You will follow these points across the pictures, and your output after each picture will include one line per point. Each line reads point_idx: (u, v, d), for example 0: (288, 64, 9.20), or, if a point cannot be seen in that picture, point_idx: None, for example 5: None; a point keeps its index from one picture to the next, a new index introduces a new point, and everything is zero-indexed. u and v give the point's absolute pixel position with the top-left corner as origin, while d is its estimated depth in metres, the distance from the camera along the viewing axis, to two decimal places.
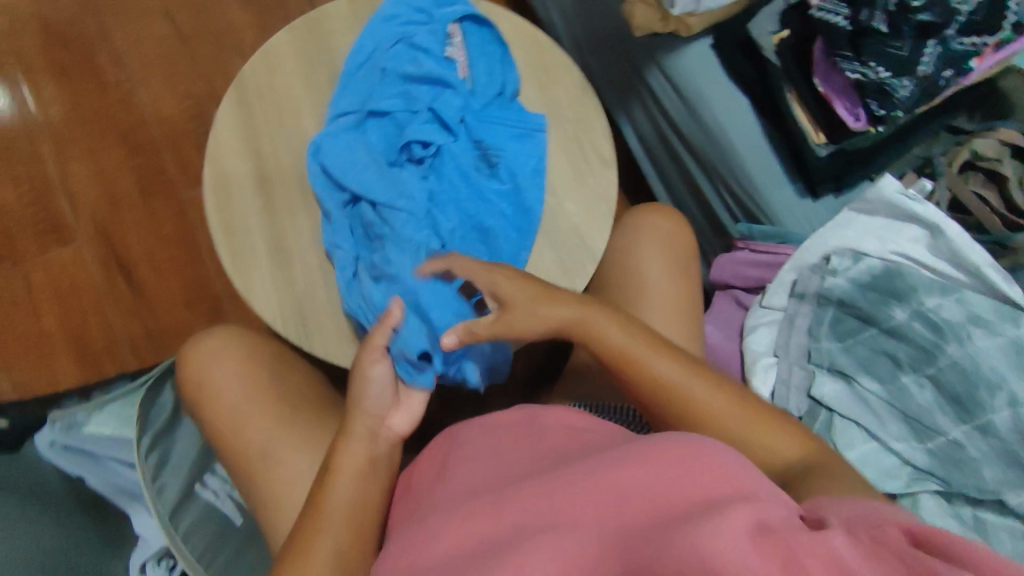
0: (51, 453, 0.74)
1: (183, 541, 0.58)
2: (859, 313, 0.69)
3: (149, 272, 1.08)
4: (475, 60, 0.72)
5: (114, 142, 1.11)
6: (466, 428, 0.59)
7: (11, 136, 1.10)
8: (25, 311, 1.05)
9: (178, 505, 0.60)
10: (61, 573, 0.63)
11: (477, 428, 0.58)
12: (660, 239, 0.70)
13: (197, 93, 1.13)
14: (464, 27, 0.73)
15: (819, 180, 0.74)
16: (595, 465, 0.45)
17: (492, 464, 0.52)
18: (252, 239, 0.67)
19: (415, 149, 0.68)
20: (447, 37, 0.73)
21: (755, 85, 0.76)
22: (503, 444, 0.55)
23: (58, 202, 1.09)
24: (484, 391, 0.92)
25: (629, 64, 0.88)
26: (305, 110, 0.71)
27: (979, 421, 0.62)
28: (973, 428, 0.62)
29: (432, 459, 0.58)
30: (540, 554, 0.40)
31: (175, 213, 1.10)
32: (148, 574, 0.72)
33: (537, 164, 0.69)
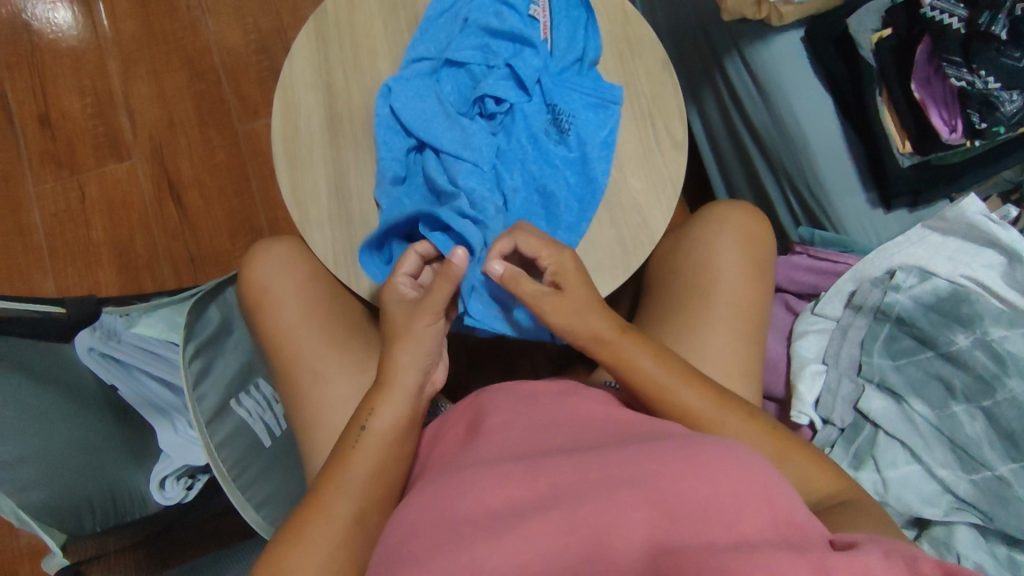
0: (90, 359, 0.68)
1: (217, 449, 0.59)
2: (918, 333, 0.66)
3: (198, 200, 1.09)
4: (558, 22, 0.70)
5: (179, 66, 1.11)
6: (498, 392, 0.58)
7: (80, 48, 1.11)
8: (76, 221, 1.07)
9: (215, 415, 0.61)
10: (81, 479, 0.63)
11: (512, 392, 0.57)
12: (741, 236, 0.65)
13: (265, 28, 1.12)
14: None
15: (897, 192, 0.72)
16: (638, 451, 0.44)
17: (523, 433, 0.50)
18: (313, 174, 0.67)
19: (487, 104, 0.67)
20: None
21: (844, 86, 0.73)
22: (535, 411, 0.53)
23: (119, 118, 1.10)
24: (514, 360, 0.92)
25: (710, 49, 0.85)
26: (380, 52, 0.70)
27: None
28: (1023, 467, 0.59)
29: (465, 417, 0.57)
30: (568, 528, 0.39)
31: (229, 144, 1.10)
32: (167, 489, 0.72)
33: (608, 136, 0.68)
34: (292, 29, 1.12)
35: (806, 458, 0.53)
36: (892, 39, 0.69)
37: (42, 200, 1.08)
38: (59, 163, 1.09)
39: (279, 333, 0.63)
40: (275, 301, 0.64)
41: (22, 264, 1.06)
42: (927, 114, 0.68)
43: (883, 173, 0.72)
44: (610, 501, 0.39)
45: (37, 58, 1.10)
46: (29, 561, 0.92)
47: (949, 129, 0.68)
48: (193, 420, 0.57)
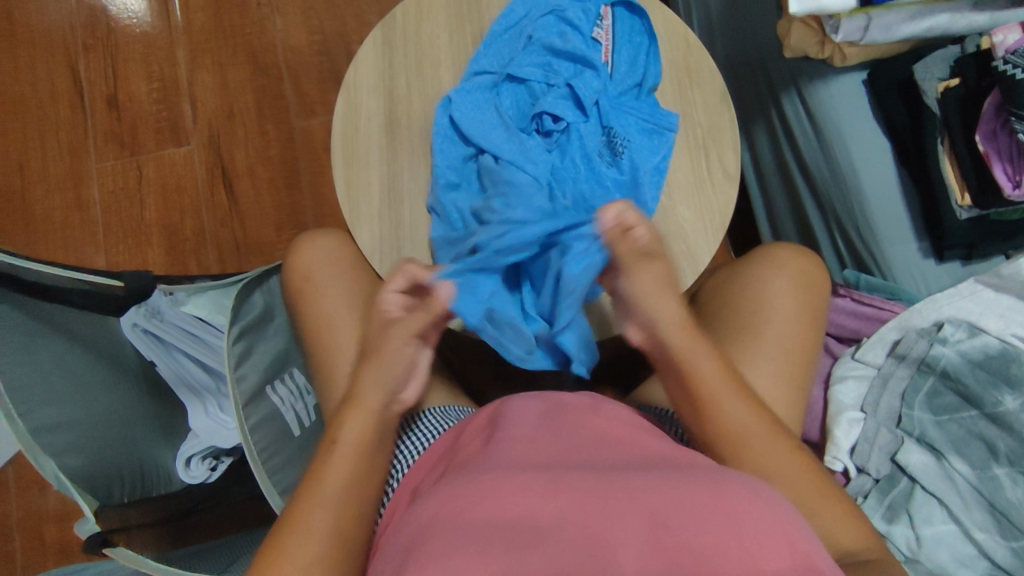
0: (133, 334, 0.71)
1: (251, 431, 0.60)
2: (963, 390, 0.64)
3: (248, 189, 1.12)
4: (621, 46, 0.71)
5: (243, 60, 1.15)
6: (523, 404, 0.58)
7: (153, 35, 1.16)
8: (131, 199, 1.11)
9: (253, 396, 0.62)
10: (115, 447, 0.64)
11: (541, 404, 0.57)
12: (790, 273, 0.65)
13: (329, 30, 1.16)
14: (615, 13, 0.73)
15: (951, 244, 0.71)
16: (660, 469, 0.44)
17: (541, 449, 0.48)
18: (369, 175, 0.69)
19: (545, 121, 0.68)
20: (598, 18, 0.72)
21: (903, 132, 0.72)
22: (562, 427, 0.53)
23: (182, 104, 1.14)
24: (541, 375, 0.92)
25: (767, 84, 0.85)
26: (444, 62, 0.71)
27: None
28: None
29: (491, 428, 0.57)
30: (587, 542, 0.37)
31: (283, 138, 1.13)
32: (191, 468, 0.73)
33: (660, 162, 0.68)
34: (354, 33, 1.15)
35: (837, 504, 0.52)
36: (959, 88, 0.68)
37: (102, 177, 1.12)
38: (122, 143, 1.13)
39: (318, 326, 0.64)
40: (317, 291, 0.65)
41: (77, 236, 1.10)
42: (990, 168, 0.67)
43: (938, 223, 0.71)
44: (629, 527, 0.37)
45: (111, 42, 1.15)
46: (54, 524, 0.94)
47: (1012, 185, 0.66)
48: (233, 401, 0.59)
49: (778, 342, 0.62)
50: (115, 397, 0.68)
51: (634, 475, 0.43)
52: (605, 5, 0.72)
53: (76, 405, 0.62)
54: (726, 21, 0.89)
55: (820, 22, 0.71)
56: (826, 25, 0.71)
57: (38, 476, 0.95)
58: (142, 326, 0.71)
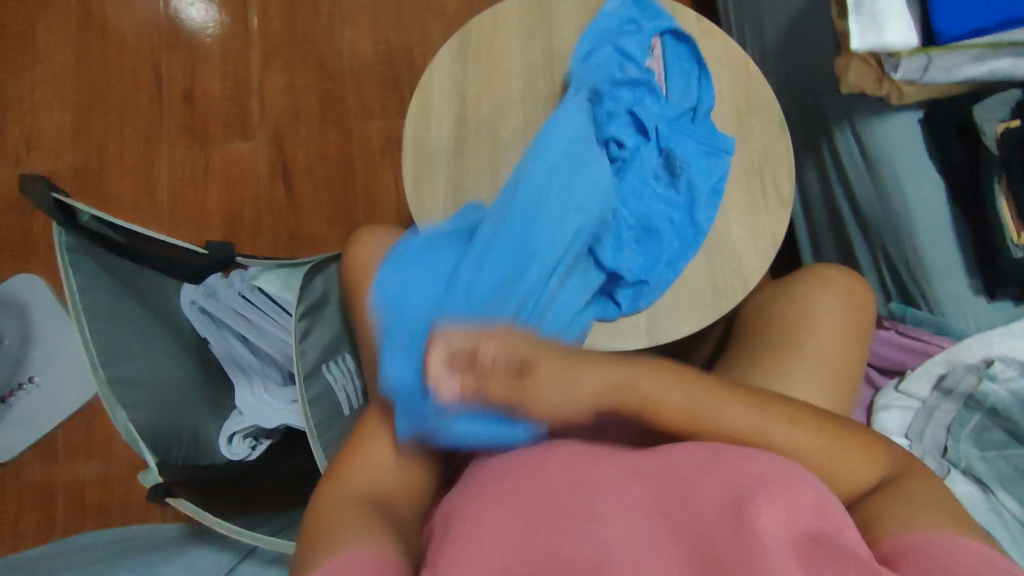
0: (190, 312, 0.74)
1: (310, 405, 0.63)
2: (1012, 427, 0.64)
3: (306, 187, 1.17)
4: (672, 74, 0.74)
5: (311, 66, 1.21)
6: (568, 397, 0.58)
7: (229, 38, 1.23)
8: (196, 187, 1.17)
9: (311, 372, 0.65)
10: (171, 416, 0.68)
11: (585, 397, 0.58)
12: (837, 295, 0.66)
13: (394, 42, 1.22)
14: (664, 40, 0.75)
15: (1003, 283, 0.71)
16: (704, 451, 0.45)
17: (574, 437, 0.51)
18: (435, 174, 0.72)
19: (611, 148, 0.71)
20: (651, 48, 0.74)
21: (959, 170, 0.74)
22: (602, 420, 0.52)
23: (251, 103, 1.20)
24: None
25: (821, 118, 0.87)
26: (513, 74, 0.75)
27: None
28: None
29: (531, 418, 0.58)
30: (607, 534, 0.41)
31: (342, 140, 1.19)
32: (233, 445, 0.73)
33: (717, 183, 0.72)
34: (417, 47, 1.21)
35: None
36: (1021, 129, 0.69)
37: (171, 166, 1.18)
38: (192, 135, 1.19)
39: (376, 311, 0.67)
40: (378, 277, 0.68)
41: (143, 219, 1.15)
42: None
43: (991, 260, 0.71)
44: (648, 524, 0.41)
45: (191, 41, 1.23)
46: (95, 492, 0.97)
47: None
48: (294, 374, 0.62)
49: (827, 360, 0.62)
50: (177, 369, 0.71)
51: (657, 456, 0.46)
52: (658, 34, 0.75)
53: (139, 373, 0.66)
54: (783, 57, 0.92)
55: (880, 61, 0.73)
56: (886, 63, 0.73)
57: (86, 445, 0.99)
58: (199, 303, 0.74)
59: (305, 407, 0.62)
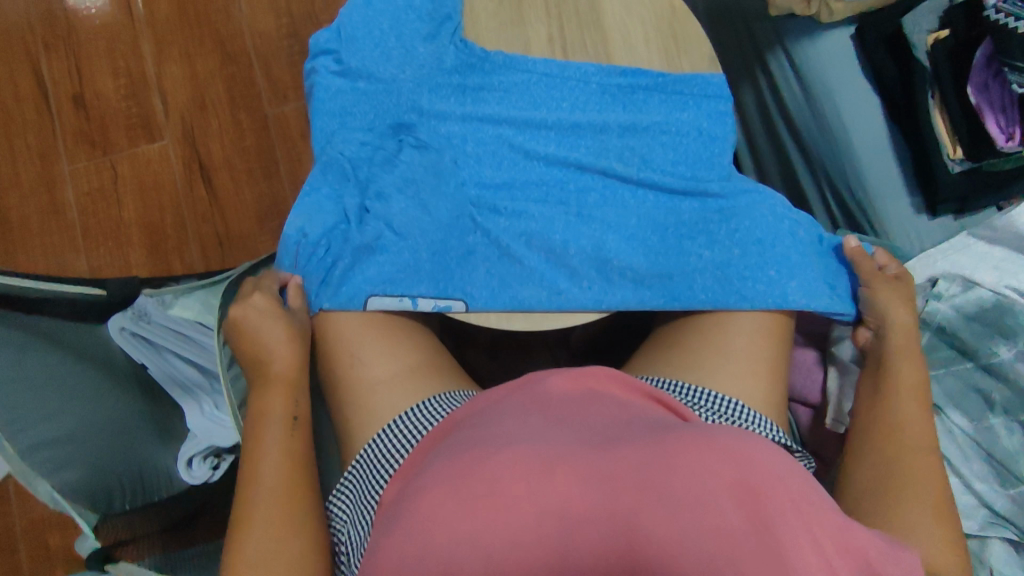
0: (122, 340, 0.68)
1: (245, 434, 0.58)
2: (958, 343, 0.65)
3: (228, 182, 1.09)
4: (391, 194, 0.62)
5: (211, 48, 1.11)
6: (500, 406, 0.51)
7: (114, 28, 1.11)
8: (108, 200, 1.08)
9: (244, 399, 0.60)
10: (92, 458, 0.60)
11: (534, 389, 0.51)
12: None
13: (297, 11, 1.12)
14: (350, 195, 0.63)
15: (942, 199, 0.69)
16: (600, 433, 0.45)
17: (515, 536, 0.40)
18: (340, 161, 0.63)
19: (368, 194, 0.63)
20: (382, 207, 0.62)
21: (895, 86, 0.71)
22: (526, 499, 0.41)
23: (152, 98, 1.10)
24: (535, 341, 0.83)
25: (751, 45, 0.81)
26: (419, 38, 0.67)
27: None
28: None
29: (469, 430, 0.49)
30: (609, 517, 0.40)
31: (258, 125, 1.10)
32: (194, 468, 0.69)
33: (375, 213, 0.62)
34: (324, 13, 1.11)
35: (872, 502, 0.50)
36: (949, 40, 0.68)
37: (76, 179, 1.08)
38: (93, 141, 1.09)
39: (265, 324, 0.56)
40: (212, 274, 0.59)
41: (57, 241, 1.07)
42: (983, 122, 0.66)
43: (930, 178, 0.69)
44: (624, 519, 0.39)
45: (71, 36, 1.11)
46: (59, 532, 0.94)
47: (1005, 137, 0.66)
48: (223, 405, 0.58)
49: (770, 323, 0.61)
50: (92, 399, 0.62)
51: (598, 462, 0.42)
52: (361, 210, 0.63)
53: (51, 421, 0.57)
54: None
55: None
56: None
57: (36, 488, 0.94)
58: (129, 329, 0.67)
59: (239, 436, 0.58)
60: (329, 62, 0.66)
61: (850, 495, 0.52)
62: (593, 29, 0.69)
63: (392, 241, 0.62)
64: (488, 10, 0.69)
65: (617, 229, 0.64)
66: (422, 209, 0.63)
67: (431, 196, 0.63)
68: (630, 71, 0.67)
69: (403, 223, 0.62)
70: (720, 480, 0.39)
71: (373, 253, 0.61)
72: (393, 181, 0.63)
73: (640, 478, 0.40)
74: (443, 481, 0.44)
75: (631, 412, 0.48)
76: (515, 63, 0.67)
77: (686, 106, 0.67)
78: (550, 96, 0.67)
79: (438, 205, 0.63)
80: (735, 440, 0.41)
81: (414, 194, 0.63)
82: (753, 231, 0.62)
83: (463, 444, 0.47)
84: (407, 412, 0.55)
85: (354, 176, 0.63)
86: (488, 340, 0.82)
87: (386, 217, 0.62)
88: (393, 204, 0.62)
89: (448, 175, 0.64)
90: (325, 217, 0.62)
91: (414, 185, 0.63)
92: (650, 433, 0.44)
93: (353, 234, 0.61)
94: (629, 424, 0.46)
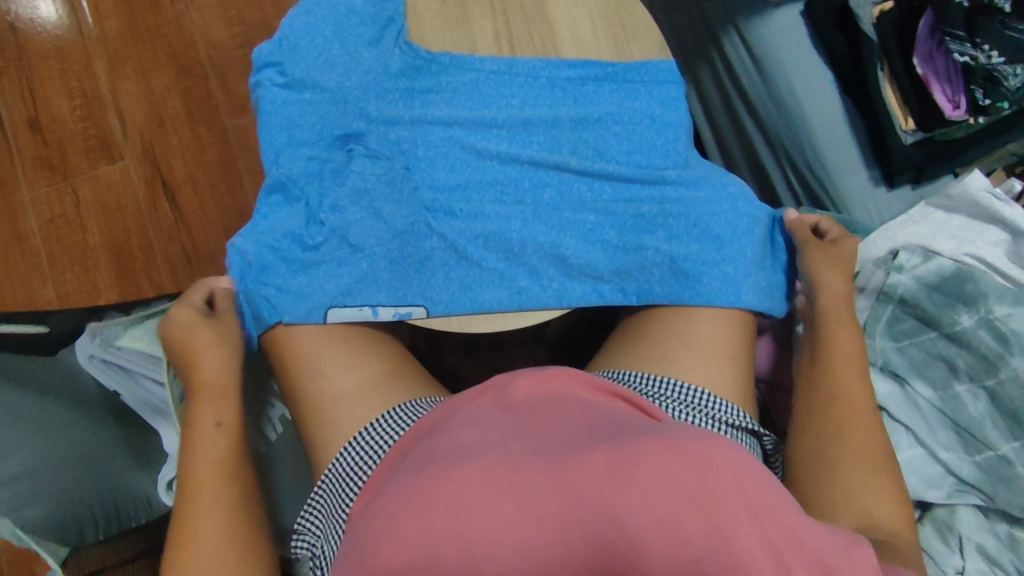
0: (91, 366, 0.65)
1: None
2: (920, 314, 0.65)
3: (193, 200, 1.07)
4: (344, 207, 0.62)
5: (165, 64, 1.09)
6: (462, 413, 0.50)
7: (66, 49, 1.09)
8: (72, 225, 1.06)
9: None
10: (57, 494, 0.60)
11: (498, 394, 0.51)
12: None
13: (250, 20, 1.10)
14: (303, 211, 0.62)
15: (898, 169, 0.70)
16: (559, 437, 0.45)
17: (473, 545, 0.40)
18: (290, 175, 0.63)
19: (321, 208, 0.62)
20: (335, 220, 0.61)
21: (846, 61, 0.71)
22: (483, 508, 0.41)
23: (109, 119, 1.08)
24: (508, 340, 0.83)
25: (704, 27, 0.81)
26: (363, 43, 0.66)
27: None
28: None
29: (431, 439, 0.49)
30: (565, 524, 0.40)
31: (219, 139, 1.08)
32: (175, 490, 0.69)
33: (329, 227, 0.61)
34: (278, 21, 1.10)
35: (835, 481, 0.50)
36: (894, 10, 0.67)
37: (37, 206, 1.07)
38: (52, 166, 1.07)
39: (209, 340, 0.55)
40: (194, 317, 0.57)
41: (23, 270, 1.05)
42: (931, 93, 0.66)
43: (885, 149, 0.70)
44: (578, 523, 0.39)
45: (22, 61, 1.09)
46: (45, 562, 0.94)
47: (953, 106, 0.66)
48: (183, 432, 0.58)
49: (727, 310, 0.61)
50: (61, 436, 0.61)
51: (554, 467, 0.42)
52: (315, 225, 0.62)
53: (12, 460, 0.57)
54: None
55: None
56: None
57: None
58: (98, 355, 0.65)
59: None
60: (272, 76, 0.65)
61: (815, 475, 0.53)
62: (539, 22, 0.69)
63: (349, 255, 0.61)
64: (432, 10, 0.68)
65: (575, 225, 0.63)
66: (378, 220, 0.62)
67: (385, 206, 0.63)
68: (579, 62, 0.67)
69: (359, 235, 0.61)
70: (675, 482, 0.39)
71: (332, 271, 0.61)
72: (346, 193, 0.62)
73: (602, 480, 0.40)
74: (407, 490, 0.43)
75: (591, 412, 0.48)
76: (462, 63, 0.66)
77: (637, 94, 0.67)
78: (499, 94, 0.66)
79: (393, 214, 0.63)
80: (694, 441, 0.41)
81: (368, 206, 0.62)
82: (707, 219, 0.62)
83: (423, 453, 0.47)
84: (373, 424, 0.54)
85: (306, 191, 0.63)
86: (460, 341, 0.82)
87: (340, 230, 0.61)
88: (347, 216, 0.62)
89: (401, 183, 0.63)
90: (278, 235, 0.61)
91: (367, 196, 0.63)
92: (610, 434, 0.44)
93: (309, 250, 0.61)
94: (589, 426, 0.46)
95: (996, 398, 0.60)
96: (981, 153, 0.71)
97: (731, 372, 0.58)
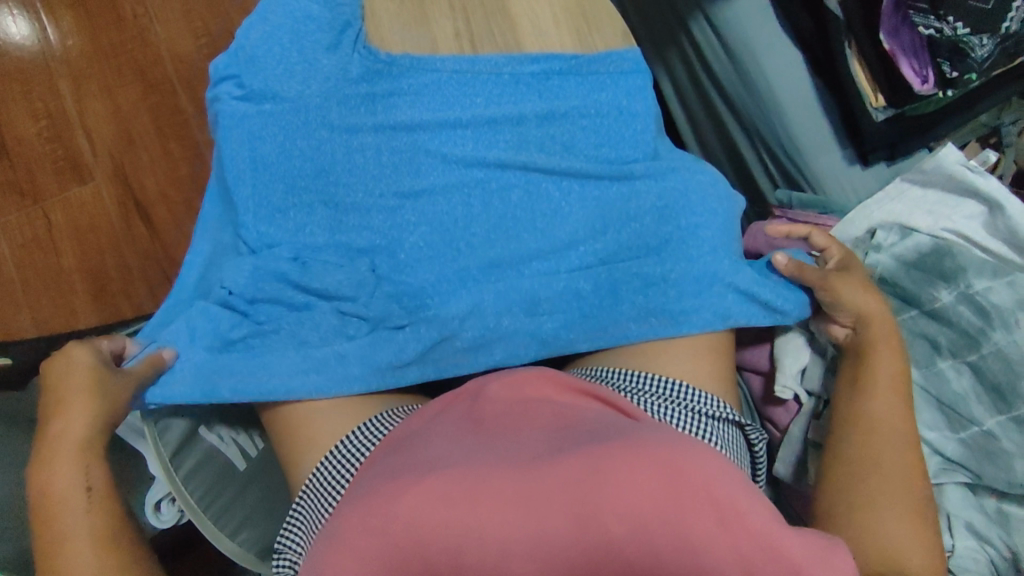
0: None
1: (184, 483, 0.56)
2: (900, 293, 0.64)
3: (167, 217, 1.06)
4: (315, 230, 0.62)
5: (131, 80, 1.07)
6: (436, 422, 0.49)
7: (28, 70, 1.07)
8: (45, 250, 1.05)
9: (182, 445, 0.58)
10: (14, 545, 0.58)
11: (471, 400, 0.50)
12: None
13: (215, 30, 1.08)
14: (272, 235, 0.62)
15: (871, 148, 0.70)
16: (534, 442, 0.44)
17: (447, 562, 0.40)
18: (257, 194, 0.62)
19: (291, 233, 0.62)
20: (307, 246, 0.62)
21: (813, 42, 0.69)
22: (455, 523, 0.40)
23: (77, 139, 1.06)
24: None
25: (672, 13, 0.80)
26: (322, 48, 0.65)
27: (1015, 413, 0.58)
28: (1009, 420, 0.58)
29: (404, 450, 0.48)
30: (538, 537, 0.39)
31: (191, 154, 1.07)
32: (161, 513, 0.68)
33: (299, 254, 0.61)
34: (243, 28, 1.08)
35: None
36: None
37: (9, 232, 1.05)
38: (21, 191, 1.05)
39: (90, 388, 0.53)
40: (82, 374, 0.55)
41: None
42: (898, 68, 0.65)
43: (856, 126, 0.69)
44: (551, 534, 0.39)
45: None
46: None
47: (920, 80, 0.65)
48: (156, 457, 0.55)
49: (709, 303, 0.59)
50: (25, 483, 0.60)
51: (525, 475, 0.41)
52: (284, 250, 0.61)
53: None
54: None
55: None
56: None
57: None
58: None
59: (178, 487, 0.56)
60: (230, 91, 0.64)
61: None
62: (500, 17, 0.68)
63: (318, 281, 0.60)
64: (390, 10, 0.67)
65: (547, 230, 0.62)
66: (348, 240, 0.62)
67: (355, 225, 0.62)
68: (542, 56, 0.66)
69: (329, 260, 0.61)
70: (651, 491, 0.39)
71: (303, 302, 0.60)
72: (315, 217, 0.62)
73: (575, 488, 0.40)
74: (377, 500, 0.42)
75: (567, 413, 0.48)
76: (423, 65, 0.65)
77: (603, 87, 0.66)
78: (462, 94, 0.65)
79: (362, 233, 0.62)
80: (669, 447, 0.41)
81: (337, 228, 0.62)
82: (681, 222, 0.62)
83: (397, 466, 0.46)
84: (348, 437, 0.54)
85: (274, 214, 0.62)
86: None
87: (311, 256, 0.61)
88: (319, 241, 0.62)
89: (369, 198, 0.63)
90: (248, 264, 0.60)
91: (335, 217, 0.62)
92: (585, 438, 0.43)
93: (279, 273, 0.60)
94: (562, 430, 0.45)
95: (978, 373, 0.60)
96: (954, 126, 0.71)
97: (709, 365, 0.58)
